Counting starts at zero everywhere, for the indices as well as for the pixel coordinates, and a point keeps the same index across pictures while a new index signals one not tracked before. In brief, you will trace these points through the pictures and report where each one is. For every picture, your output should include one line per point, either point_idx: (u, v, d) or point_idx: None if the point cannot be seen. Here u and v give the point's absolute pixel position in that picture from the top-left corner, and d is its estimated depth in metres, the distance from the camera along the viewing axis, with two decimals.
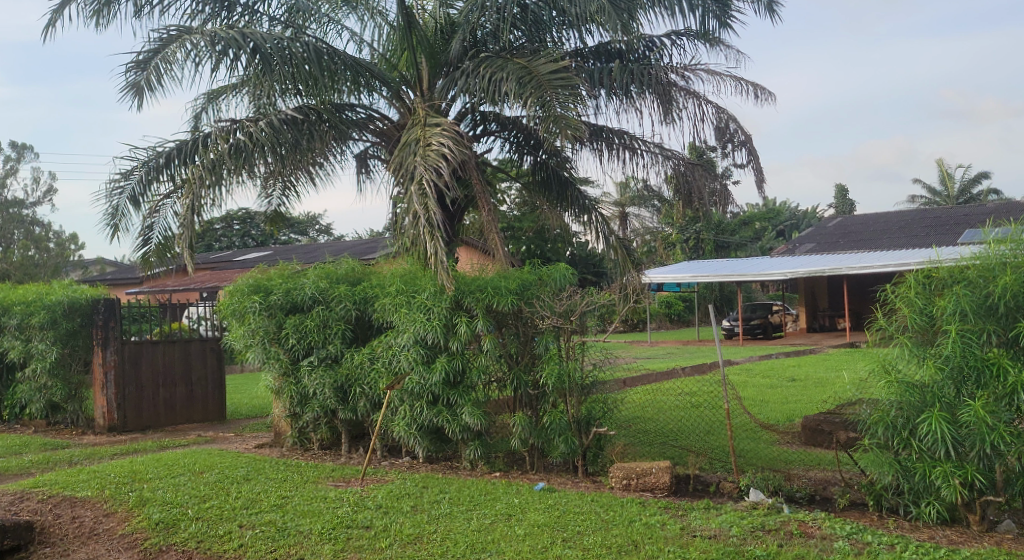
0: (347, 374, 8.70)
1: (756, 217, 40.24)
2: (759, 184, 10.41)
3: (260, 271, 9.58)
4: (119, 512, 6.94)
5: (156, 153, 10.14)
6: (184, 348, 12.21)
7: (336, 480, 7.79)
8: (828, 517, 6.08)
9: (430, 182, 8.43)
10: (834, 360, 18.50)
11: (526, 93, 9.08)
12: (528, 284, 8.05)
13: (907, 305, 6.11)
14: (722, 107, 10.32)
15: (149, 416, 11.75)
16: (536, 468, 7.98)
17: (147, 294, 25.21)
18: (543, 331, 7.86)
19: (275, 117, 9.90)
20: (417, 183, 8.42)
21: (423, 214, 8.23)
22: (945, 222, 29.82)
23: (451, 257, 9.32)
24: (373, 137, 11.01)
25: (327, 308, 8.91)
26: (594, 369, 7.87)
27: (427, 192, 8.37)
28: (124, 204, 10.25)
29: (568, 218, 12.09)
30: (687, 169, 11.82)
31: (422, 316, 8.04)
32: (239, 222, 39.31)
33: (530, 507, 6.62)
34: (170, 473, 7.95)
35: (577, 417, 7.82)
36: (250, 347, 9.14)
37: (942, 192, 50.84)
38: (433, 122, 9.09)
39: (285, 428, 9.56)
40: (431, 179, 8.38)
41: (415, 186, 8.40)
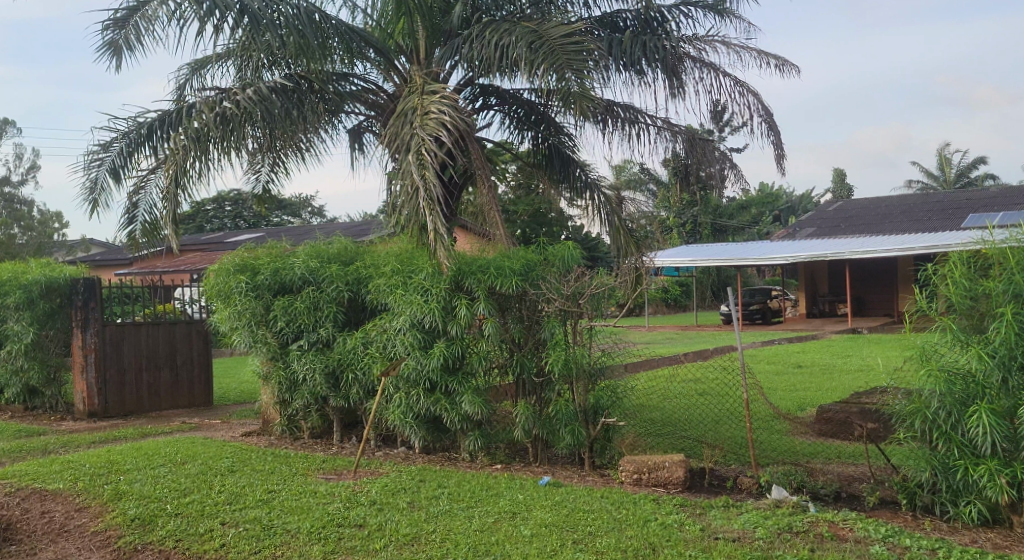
0: (338, 359, 8.21)
1: (754, 201, 39.79)
2: (778, 162, 9.89)
3: (247, 250, 9.02)
4: (93, 506, 6.44)
5: (137, 124, 9.60)
6: (168, 331, 11.67)
7: (327, 473, 7.30)
8: (859, 517, 5.62)
9: (430, 151, 7.91)
10: (839, 346, 18.09)
11: (538, 59, 8.51)
12: (532, 265, 7.55)
13: (952, 287, 5.63)
14: (741, 80, 9.69)
15: (132, 401, 11.25)
16: (539, 460, 7.53)
17: (135, 276, 24.62)
18: (548, 315, 7.37)
19: (263, 85, 9.33)
20: (416, 151, 7.90)
21: (422, 186, 7.71)
22: (947, 205, 29.36)
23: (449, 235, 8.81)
24: (367, 110, 10.47)
25: (318, 289, 8.42)
26: (603, 355, 7.38)
27: (426, 161, 7.85)
28: (104, 177, 9.69)
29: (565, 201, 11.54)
30: (696, 146, 11.27)
31: (420, 298, 7.54)
32: (231, 203, 38.72)
33: (536, 504, 6.15)
34: (149, 464, 7.46)
35: (585, 406, 7.34)
36: (236, 329, 8.64)
37: (940, 176, 50.42)
38: (435, 91, 8.52)
39: (274, 415, 9.07)
40: (431, 147, 7.87)
41: (413, 155, 7.87)
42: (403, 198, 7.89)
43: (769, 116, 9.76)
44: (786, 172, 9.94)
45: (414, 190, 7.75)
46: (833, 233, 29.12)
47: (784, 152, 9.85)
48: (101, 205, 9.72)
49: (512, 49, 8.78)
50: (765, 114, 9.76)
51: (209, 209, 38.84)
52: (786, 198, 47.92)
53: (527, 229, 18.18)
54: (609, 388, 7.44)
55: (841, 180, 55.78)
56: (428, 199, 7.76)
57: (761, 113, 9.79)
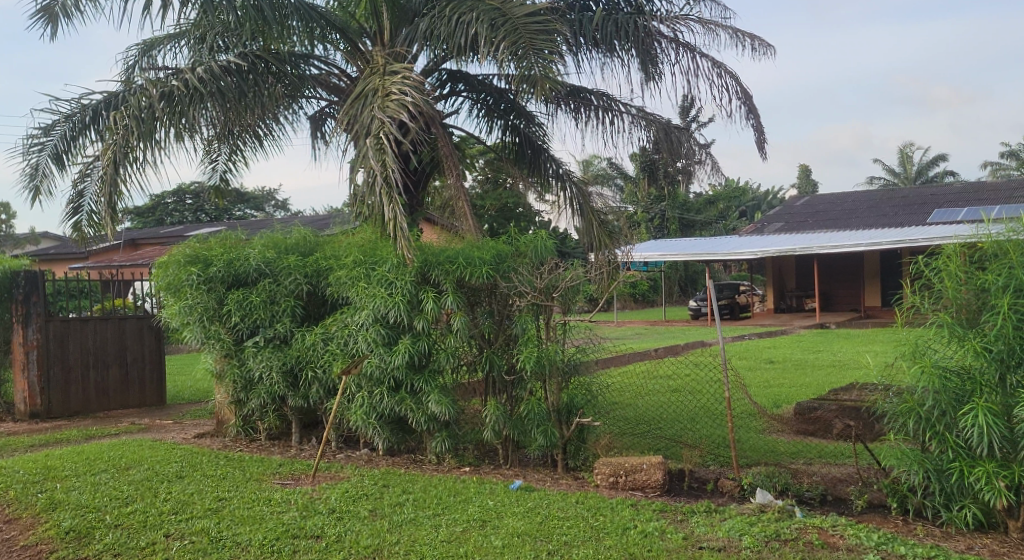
0: (297, 356, 7.74)
1: (721, 197, 39.83)
2: (759, 148, 9.56)
3: (200, 241, 8.50)
4: (25, 518, 5.93)
5: (81, 106, 9.05)
6: (118, 326, 11.07)
7: (283, 478, 6.84)
8: (849, 522, 5.29)
9: (389, 134, 7.48)
10: (808, 341, 17.95)
11: (498, 38, 8.11)
12: (503, 255, 7.15)
13: (947, 280, 5.36)
14: (718, 61, 9.22)
15: (78, 401, 10.66)
16: (510, 462, 7.16)
17: (88, 269, 23.78)
18: (520, 310, 6.99)
19: (215, 64, 8.82)
20: (376, 135, 7.47)
21: (379, 171, 7.26)
22: (913, 201, 29.46)
23: (415, 226, 8.35)
24: (328, 94, 10.01)
25: (276, 282, 7.95)
26: (577, 351, 7.01)
27: (385, 145, 7.42)
28: (46, 163, 9.11)
29: (533, 195, 11.06)
30: (669, 133, 10.90)
31: (383, 291, 7.10)
32: (192, 196, 37.83)
33: (507, 511, 5.75)
34: (90, 470, 6.93)
35: (557, 406, 6.97)
36: (187, 325, 8.11)
37: (902, 173, 50.91)
38: (396, 71, 8.07)
39: (228, 415, 8.58)
40: (390, 130, 7.44)
41: (371, 138, 7.43)
42: (363, 183, 7.48)
43: (750, 99, 9.40)
44: (767, 157, 9.62)
45: (374, 176, 7.32)
46: (800, 228, 29.10)
47: (765, 137, 9.53)
48: (43, 192, 9.13)
49: (472, 26, 8.36)
50: (746, 97, 9.37)
51: (169, 202, 37.89)
52: (753, 195, 47.98)
53: (495, 222, 17.77)
54: (584, 385, 7.06)
55: (806, 177, 56.07)
56: (387, 185, 7.35)
57: (740, 95, 9.33)
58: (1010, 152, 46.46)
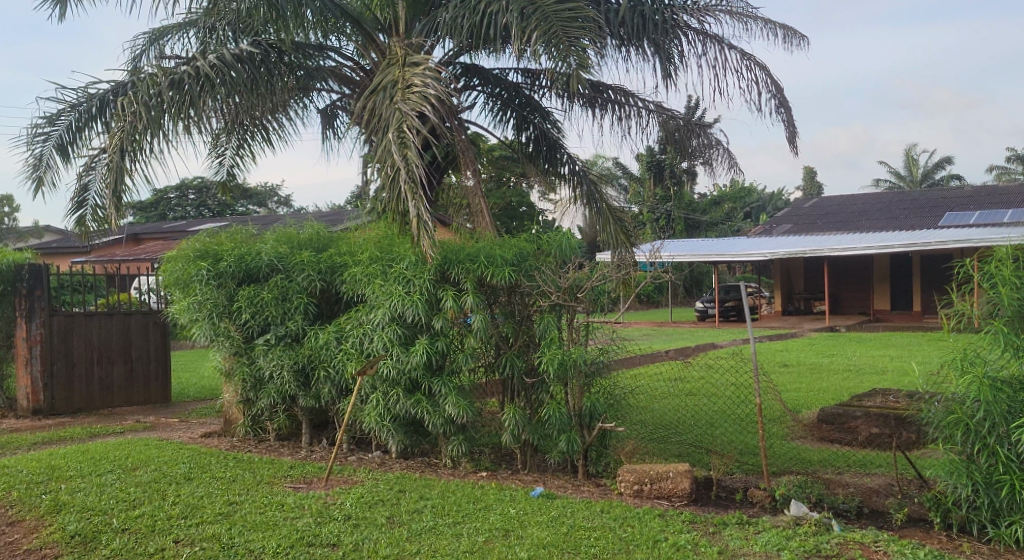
0: (309, 355, 7.51)
1: (728, 198, 39.61)
2: (790, 142, 9.28)
3: (209, 235, 8.25)
4: (29, 520, 5.70)
5: (88, 96, 8.83)
6: (122, 322, 10.83)
7: (295, 481, 6.60)
8: (890, 537, 5.05)
9: (412, 128, 7.23)
10: (820, 344, 17.74)
11: (530, 26, 7.91)
12: (526, 254, 6.92)
13: (1001, 285, 5.13)
14: (747, 54, 8.95)
15: (81, 398, 10.42)
16: (528, 468, 6.93)
17: (91, 263, 23.55)
18: (543, 310, 6.77)
19: (227, 52, 8.60)
20: (398, 128, 7.22)
21: (404, 168, 7.00)
22: (923, 203, 29.23)
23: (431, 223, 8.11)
24: (341, 87, 9.78)
25: (288, 279, 7.72)
26: (601, 354, 6.78)
27: (408, 139, 7.16)
28: (49, 153, 8.88)
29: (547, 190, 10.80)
30: (688, 128, 10.62)
31: (401, 290, 6.87)
32: (195, 191, 37.63)
33: (530, 520, 5.52)
34: (95, 470, 6.70)
35: (580, 410, 6.74)
36: (196, 322, 7.89)
37: (908, 176, 50.65)
38: (416, 62, 7.81)
39: (237, 415, 8.35)
40: (413, 124, 7.19)
41: (393, 132, 7.19)
42: (384, 176, 7.24)
43: (780, 93, 9.11)
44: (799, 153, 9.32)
45: (397, 170, 7.08)
46: (810, 230, 28.84)
47: (796, 131, 9.24)
48: (46, 183, 8.89)
49: (501, 15, 8.14)
50: (776, 90, 9.08)
51: (172, 197, 37.67)
52: (759, 196, 47.73)
53: (504, 220, 17.53)
54: (607, 388, 6.83)
55: (812, 179, 55.82)
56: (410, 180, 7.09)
57: (770, 88, 9.05)
58: (1017, 156, 46.22)
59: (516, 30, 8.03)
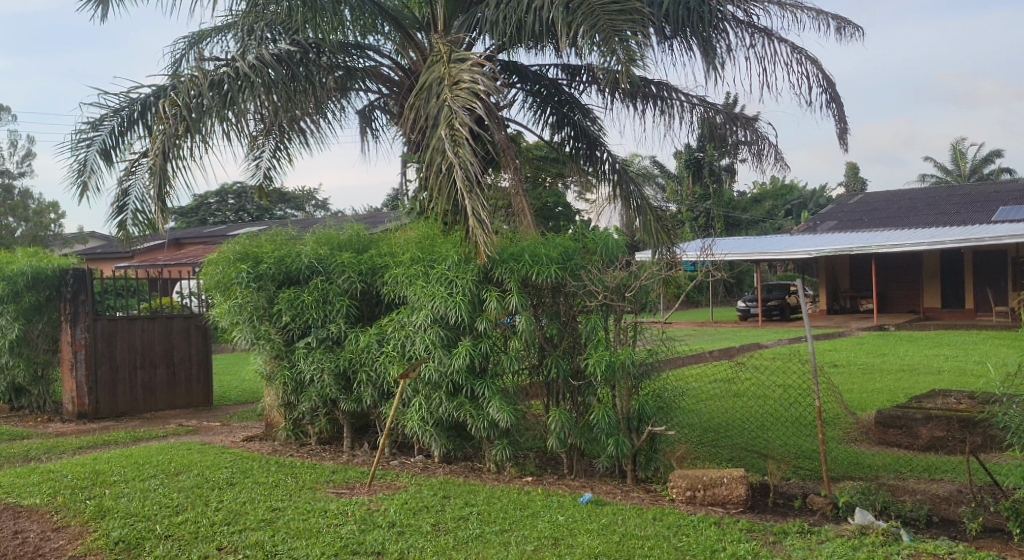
0: (350, 358, 7.39)
1: (768, 196, 38.97)
2: (840, 138, 8.97)
3: (249, 237, 8.17)
4: (73, 526, 5.64)
5: (130, 100, 8.82)
6: (164, 326, 10.84)
7: (337, 487, 6.47)
8: (964, 548, 4.77)
9: (464, 124, 7.07)
10: (869, 344, 17.27)
11: (576, 21, 7.77)
12: (571, 252, 6.73)
13: None
14: (797, 47, 8.64)
15: (125, 402, 10.44)
16: (575, 473, 6.72)
17: (134, 268, 23.83)
18: (590, 311, 6.56)
19: (267, 53, 8.54)
20: (449, 125, 7.08)
21: (457, 164, 6.84)
22: (973, 199, 28.42)
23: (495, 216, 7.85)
24: (381, 88, 9.66)
25: (328, 280, 7.61)
26: (650, 356, 6.55)
27: (460, 137, 6.99)
28: (93, 158, 8.88)
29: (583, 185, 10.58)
30: (729, 122, 10.23)
31: (443, 291, 6.71)
32: (235, 196, 38.04)
33: (580, 528, 5.32)
34: (138, 475, 6.64)
35: (627, 413, 6.52)
36: (237, 325, 7.82)
37: (954, 171, 49.44)
38: (461, 58, 7.65)
39: (279, 419, 8.27)
40: (465, 120, 7.03)
41: (445, 130, 7.04)
42: (437, 176, 7.08)
43: (831, 87, 8.81)
44: (848, 148, 9.05)
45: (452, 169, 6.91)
46: (856, 226, 28.21)
47: (847, 127, 8.93)
48: (90, 188, 8.90)
49: (547, 11, 7.98)
50: (827, 85, 8.78)
51: (212, 202, 38.10)
52: (801, 193, 46.91)
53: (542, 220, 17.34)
54: (656, 391, 6.60)
55: (855, 175, 54.77)
56: (465, 178, 6.93)
57: (821, 82, 8.75)
58: None
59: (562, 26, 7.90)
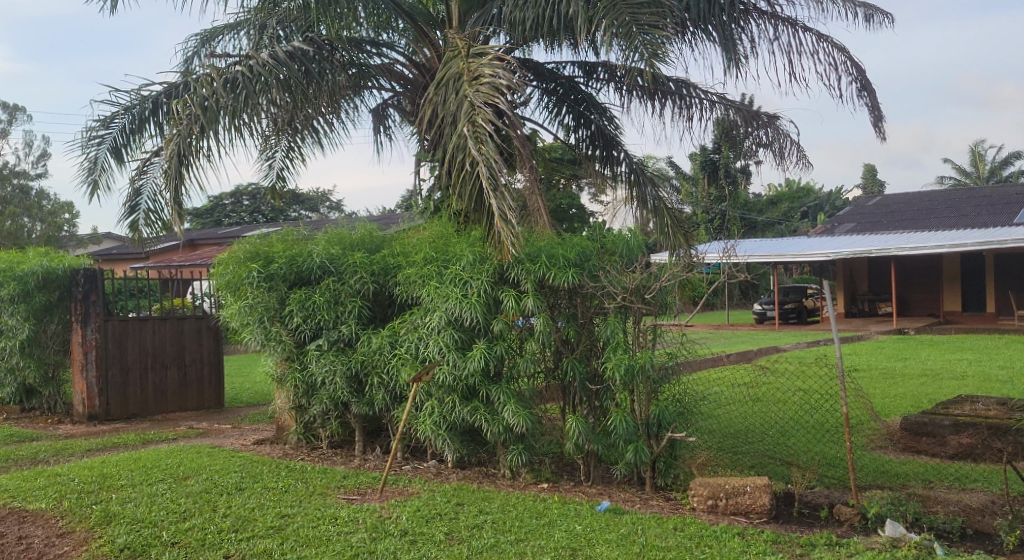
0: (362, 361, 7.23)
1: (784, 198, 38.66)
2: (876, 127, 8.98)
3: (261, 237, 8.03)
4: (78, 532, 5.50)
5: (142, 98, 8.70)
6: (176, 327, 10.73)
7: (348, 493, 6.31)
8: None
9: (487, 120, 6.90)
10: (889, 348, 17.01)
11: (598, 15, 7.69)
12: (589, 253, 6.55)
13: None
14: (824, 36, 8.59)
15: (135, 403, 10.33)
16: (592, 479, 6.54)
17: (148, 269, 23.83)
18: (609, 313, 6.38)
19: (280, 49, 8.41)
20: (471, 121, 6.90)
21: (478, 160, 6.68)
22: (994, 199, 28.08)
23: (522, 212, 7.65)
24: (396, 86, 9.52)
25: (340, 280, 7.46)
26: (670, 360, 6.37)
27: (482, 134, 6.82)
28: (104, 157, 8.77)
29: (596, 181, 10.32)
30: (754, 119, 9.94)
31: (458, 291, 6.54)
32: (250, 197, 38.07)
33: (599, 538, 5.14)
34: (146, 479, 6.50)
35: (647, 419, 6.33)
36: (248, 326, 7.68)
37: (973, 173, 48.91)
38: (480, 53, 7.48)
39: (290, 422, 8.14)
40: (488, 116, 6.85)
41: (467, 126, 6.87)
42: (464, 174, 6.94)
43: (860, 74, 8.82)
44: (886, 136, 9.01)
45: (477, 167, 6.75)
46: (874, 229, 27.84)
47: (881, 114, 8.94)
48: (101, 187, 8.79)
49: (566, 5, 7.87)
50: (857, 72, 8.79)
51: (227, 203, 38.13)
52: (817, 196, 46.53)
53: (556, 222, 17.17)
54: (676, 395, 6.41)
55: (871, 177, 54.30)
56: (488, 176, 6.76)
57: (851, 70, 8.76)
58: None
59: (582, 19, 7.81)
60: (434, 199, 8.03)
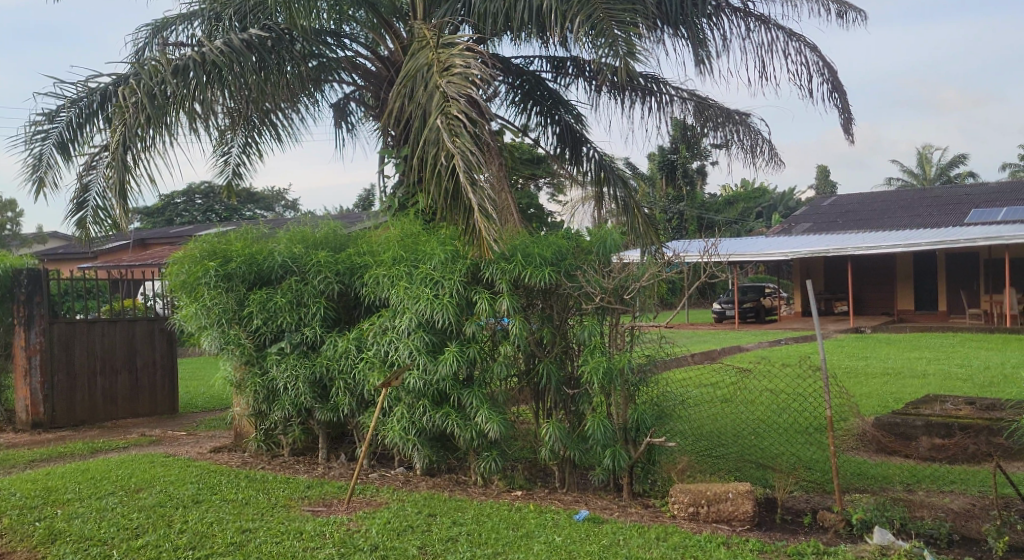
0: (326, 364, 6.93)
1: (740, 198, 39.00)
2: (845, 128, 8.92)
3: (219, 234, 7.68)
4: (20, 552, 5.11)
5: (89, 90, 8.25)
6: (127, 329, 10.27)
7: (313, 504, 6.01)
8: None
9: (461, 112, 6.69)
10: (850, 347, 17.11)
11: (571, 11, 7.54)
12: (565, 252, 6.34)
13: None
14: (796, 34, 8.51)
15: (83, 409, 9.85)
16: (567, 486, 6.33)
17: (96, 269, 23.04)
18: (586, 314, 6.18)
19: (236, 37, 8.03)
20: (444, 113, 6.70)
21: (457, 152, 6.47)
22: (946, 200, 28.58)
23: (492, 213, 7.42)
24: (359, 79, 9.21)
25: (303, 281, 7.15)
26: (649, 363, 6.18)
27: (459, 128, 6.59)
28: (50, 152, 8.31)
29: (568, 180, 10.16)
30: (726, 117, 9.81)
31: (428, 292, 6.29)
32: (202, 196, 37.18)
33: (580, 550, 4.92)
34: (95, 493, 6.11)
35: (625, 423, 6.14)
36: (205, 329, 7.32)
37: (920, 175, 49.94)
38: (451, 43, 7.22)
39: (249, 428, 7.79)
40: (462, 108, 6.65)
41: (440, 119, 6.66)
42: (439, 169, 6.70)
43: (832, 76, 8.75)
44: (854, 139, 8.97)
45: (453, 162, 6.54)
46: (830, 228, 28.16)
47: (851, 116, 8.88)
48: (48, 184, 8.35)
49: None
50: (828, 74, 8.73)
51: (178, 202, 37.21)
52: (773, 196, 47.03)
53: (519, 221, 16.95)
54: (654, 398, 6.21)
55: (823, 178, 55.03)
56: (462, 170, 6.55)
57: (821, 70, 8.70)
58: None
59: (557, 10, 7.62)
60: (401, 198, 7.76)
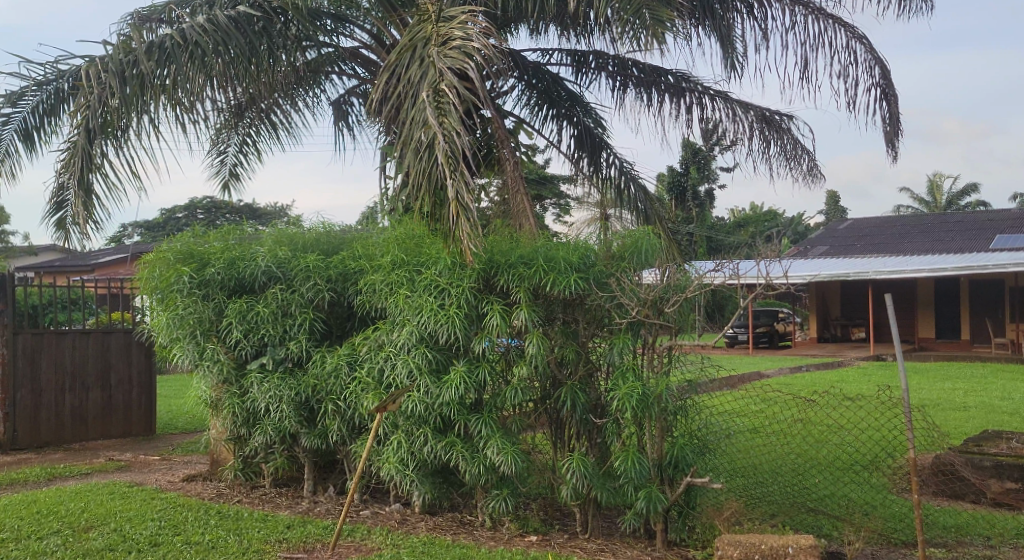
0: (314, 385, 6.04)
1: (751, 223, 38.21)
2: (890, 142, 8.07)
3: (197, 233, 6.81)
4: None
5: (58, 71, 7.40)
6: (101, 341, 9.39)
7: (291, 550, 5.07)
8: None
9: (451, 88, 5.87)
10: (876, 375, 16.10)
11: None
12: (592, 257, 5.47)
13: None
14: (845, 26, 7.70)
15: (49, 430, 8.95)
16: (591, 531, 5.41)
17: None
18: (616, 331, 5.29)
19: (223, 13, 7.15)
20: (455, 93, 5.85)
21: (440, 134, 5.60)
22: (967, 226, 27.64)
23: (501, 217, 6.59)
24: (363, 71, 8.39)
25: (289, 288, 6.27)
26: (689, 391, 5.26)
27: (446, 101, 5.80)
28: (11, 140, 7.45)
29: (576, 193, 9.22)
30: (762, 128, 8.88)
31: (433, 302, 5.43)
32: (203, 211, 36.44)
33: None
34: (36, 531, 5.21)
35: (659, 460, 5.22)
36: (178, 341, 6.45)
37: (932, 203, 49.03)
38: (453, 17, 6.38)
39: (226, 455, 6.88)
40: (453, 82, 5.83)
41: (429, 94, 5.83)
42: None
43: (884, 76, 7.93)
44: (897, 157, 8.14)
45: (431, 137, 5.68)
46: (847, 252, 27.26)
47: (898, 129, 8.04)
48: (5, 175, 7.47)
49: None
50: (879, 74, 7.91)
51: (179, 216, 36.46)
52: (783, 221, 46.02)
53: None
54: (694, 431, 5.30)
55: (833, 205, 54.11)
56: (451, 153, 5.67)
57: (870, 68, 7.88)
58: None
59: None
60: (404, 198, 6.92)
